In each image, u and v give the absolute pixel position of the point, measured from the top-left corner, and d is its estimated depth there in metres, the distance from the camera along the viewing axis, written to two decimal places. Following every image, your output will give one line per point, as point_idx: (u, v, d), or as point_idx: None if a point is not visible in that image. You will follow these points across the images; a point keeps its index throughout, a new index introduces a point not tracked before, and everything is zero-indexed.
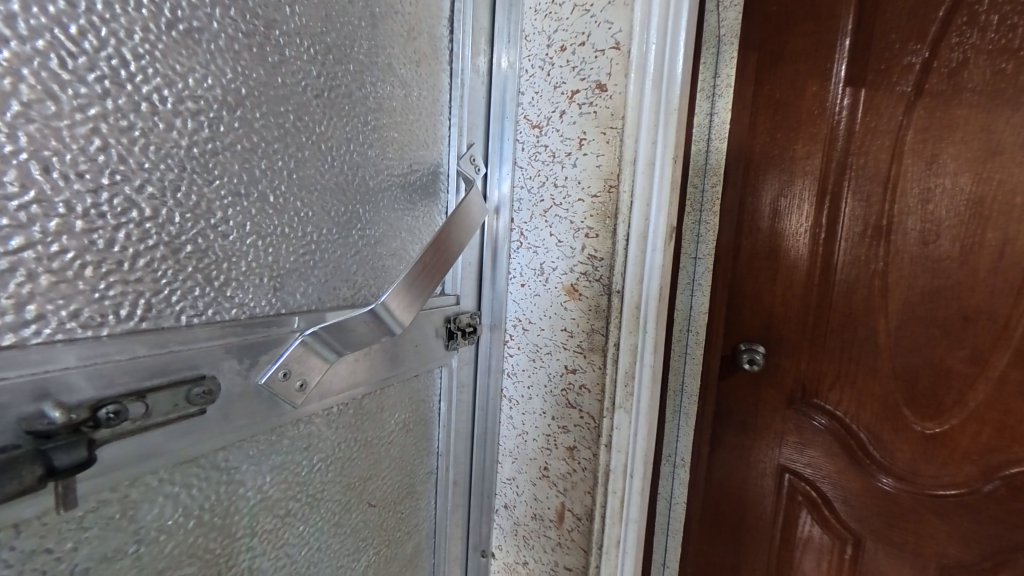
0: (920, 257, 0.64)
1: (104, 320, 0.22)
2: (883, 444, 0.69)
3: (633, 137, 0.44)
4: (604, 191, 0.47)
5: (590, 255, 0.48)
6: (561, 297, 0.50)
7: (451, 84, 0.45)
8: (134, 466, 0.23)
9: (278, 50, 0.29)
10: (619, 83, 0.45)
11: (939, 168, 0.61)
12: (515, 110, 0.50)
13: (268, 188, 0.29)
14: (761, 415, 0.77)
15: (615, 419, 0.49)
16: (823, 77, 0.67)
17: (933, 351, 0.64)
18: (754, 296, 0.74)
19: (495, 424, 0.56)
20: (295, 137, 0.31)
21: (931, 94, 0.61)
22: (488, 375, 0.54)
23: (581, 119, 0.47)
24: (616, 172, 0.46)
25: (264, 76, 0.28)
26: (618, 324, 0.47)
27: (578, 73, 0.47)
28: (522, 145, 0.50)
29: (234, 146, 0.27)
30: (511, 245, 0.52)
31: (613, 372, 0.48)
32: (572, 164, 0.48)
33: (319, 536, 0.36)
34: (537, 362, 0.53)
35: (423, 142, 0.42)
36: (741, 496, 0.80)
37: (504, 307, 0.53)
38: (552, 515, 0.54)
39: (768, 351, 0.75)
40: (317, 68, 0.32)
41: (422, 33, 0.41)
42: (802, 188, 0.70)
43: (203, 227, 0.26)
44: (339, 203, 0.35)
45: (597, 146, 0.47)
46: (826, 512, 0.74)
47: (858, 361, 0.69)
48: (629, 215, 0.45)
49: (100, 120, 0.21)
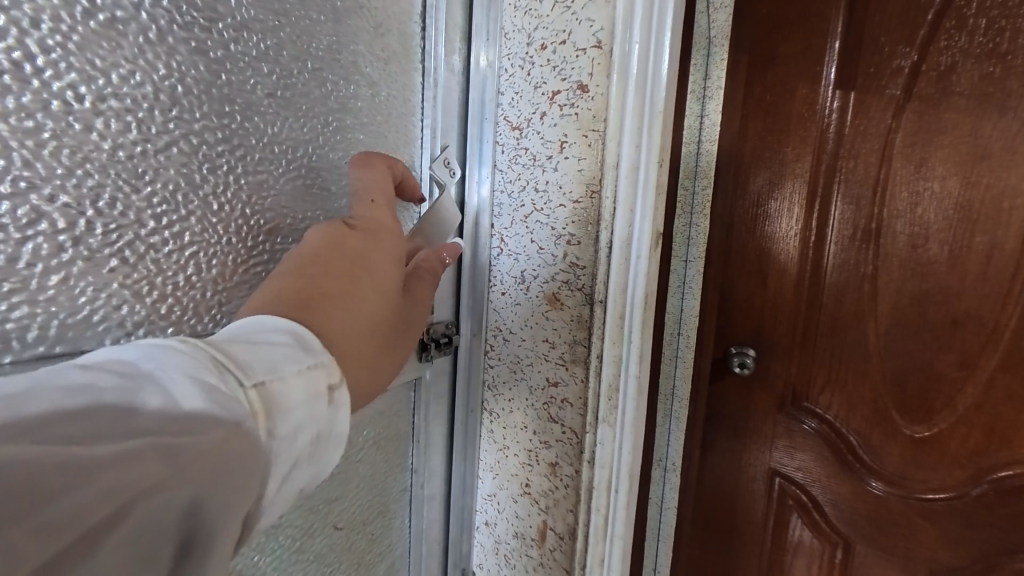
0: (908, 261, 0.64)
1: (7, 346, 0.26)
2: (871, 447, 0.69)
3: (616, 140, 0.44)
4: (586, 198, 0.46)
5: (572, 263, 0.47)
6: (542, 306, 0.49)
7: (425, 82, 0.46)
8: (160, 548, 0.17)
9: (223, 45, 0.32)
10: (600, 84, 0.44)
11: (928, 171, 0.62)
12: (494, 112, 0.49)
13: (210, 194, 0.33)
14: (752, 418, 0.76)
15: (599, 433, 0.48)
16: (813, 80, 0.66)
17: (921, 355, 0.64)
18: (745, 299, 0.74)
19: (476, 439, 0.55)
20: (245, 138, 0.34)
21: (919, 97, 0.61)
22: (468, 388, 0.54)
23: (562, 121, 0.46)
24: (598, 177, 0.45)
25: (205, 72, 0.32)
26: (601, 334, 0.46)
27: (558, 74, 0.46)
28: (502, 148, 0.50)
29: (168, 151, 0.31)
30: (492, 252, 0.51)
31: (595, 386, 0.47)
32: (553, 169, 0.47)
33: (278, 563, 0.39)
34: (518, 374, 0.52)
35: (392, 143, 0.45)
36: (732, 503, 0.80)
37: (484, 315, 0.52)
38: (534, 533, 0.53)
39: (758, 354, 0.74)
40: (269, 65, 0.35)
41: (391, 30, 0.43)
42: (792, 189, 0.69)
43: (132, 239, 0.30)
44: (295, 204, 0.39)
45: (579, 150, 0.46)
46: (817, 516, 0.74)
47: (847, 364, 0.69)
48: (612, 222, 0.45)
49: (1, 121, 0.24)
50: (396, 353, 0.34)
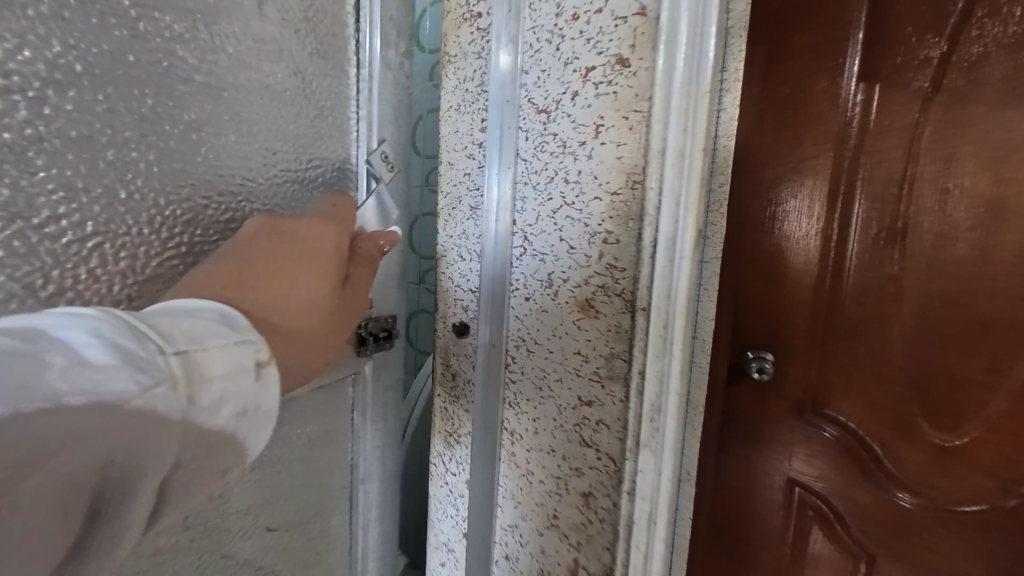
0: (935, 260, 0.61)
1: None
2: (896, 456, 0.65)
3: (660, 123, 0.45)
4: (625, 188, 0.47)
5: (610, 264, 0.48)
6: (574, 314, 0.51)
7: (361, 76, 0.58)
8: (83, 484, 0.28)
9: (131, 27, 0.39)
10: (643, 57, 0.45)
11: (957, 167, 0.59)
12: (518, 95, 0.52)
13: (118, 183, 0.40)
14: (768, 424, 0.73)
15: (638, 461, 0.49)
16: (833, 72, 0.63)
17: (946, 358, 0.61)
18: (762, 301, 0.71)
19: (499, 464, 0.58)
20: (159, 128, 0.42)
21: (947, 90, 0.58)
22: (488, 406, 0.58)
23: (597, 102, 0.48)
24: (640, 166, 0.46)
25: (107, 50, 0.38)
26: (642, 347, 0.48)
27: (592, 48, 0.48)
28: (525, 134, 0.53)
29: (65, 134, 0.36)
30: (512, 252, 0.54)
31: (637, 407, 0.48)
32: (587, 156, 0.49)
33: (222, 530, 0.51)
34: (546, 393, 0.54)
35: (340, 130, 0.58)
36: (746, 512, 0.77)
37: (505, 324, 0.55)
38: (563, 567, 0.56)
39: (777, 358, 0.71)
40: (181, 48, 0.43)
41: (326, 28, 0.55)
42: (812, 188, 0.66)
43: (22, 228, 0.35)
44: (229, 179, 0.48)
45: (619, 133, 0.47)
46: (839, 528, 0.71)
47: (871, 369, 0.66)
48: (655, 215, 0.45)
49: None
50: (330, 339, 0.45)
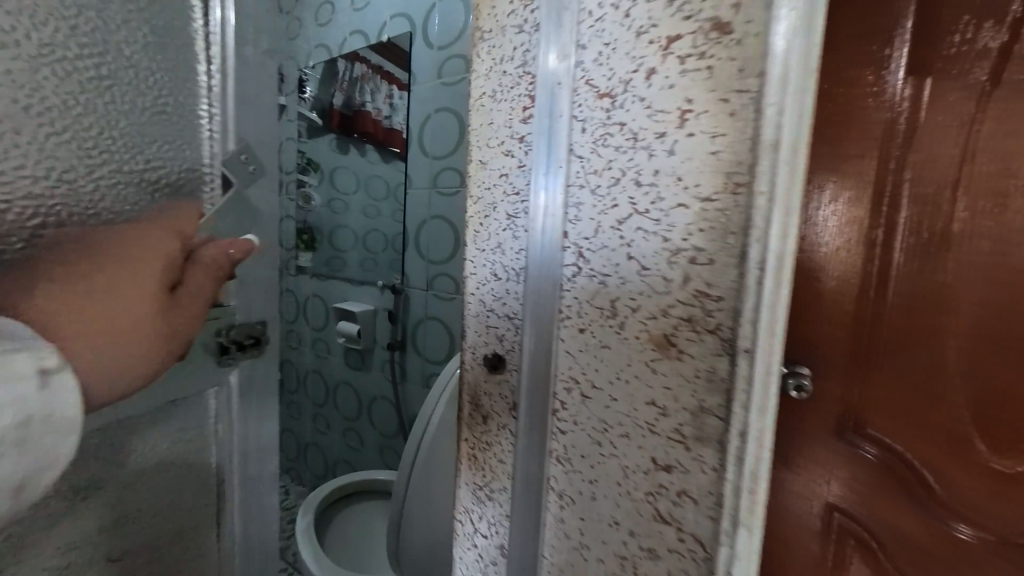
0: (995, 267, 0.55)
1: None
2: (946, 480, 0.60)
3: (775, 107, 0.33)
4: (726, 191, 0.36)
5: (699, 291, 0.38)
6: (647, 352, 0.42)
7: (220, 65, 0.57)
8: None
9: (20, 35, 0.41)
10: (752, 13, 0.34)
11: (1022, 167, 0.53)
12: (574, 72, 0.44)
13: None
14: (803, 444, 0.68)
15: (735, 546, 0.39)
16: (878, 64, 0.58)
17: (1008, 377, 0.55)
18: (809, 313, 0.65)
19: (547, 532, 0.51)
20: (22, 124, 0.42)
21: (1011, 83, 0.53)
22: (535, 460, 0.51)
23: (682, 80, 0.38)
24: (747, 161, 0.35)
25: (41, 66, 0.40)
26: (745, 403, 0.37)
27: (675, 12, 0.37)
28: (585, 125, 0.43)
29: None
30: (567, 271, 0.46)
31: (734, 477, 0.38)
32: (667, 150, 0.39)
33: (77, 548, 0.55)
34: (605, 449, 0.45)
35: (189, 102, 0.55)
36: (778, 539, 0.72)
37: (556, 358, 0.48)
38: None
39: (814, 375, 0.66)
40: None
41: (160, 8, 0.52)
42: (853, 190, 0.61)
43: None
44: (128, 169, 0.49)
45: (710, 120, 0.36)
46: (883, 561, 0.66)
47: (924, 387, 0.60)
48: (766, 229, 0.34)
49: None
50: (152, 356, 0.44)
